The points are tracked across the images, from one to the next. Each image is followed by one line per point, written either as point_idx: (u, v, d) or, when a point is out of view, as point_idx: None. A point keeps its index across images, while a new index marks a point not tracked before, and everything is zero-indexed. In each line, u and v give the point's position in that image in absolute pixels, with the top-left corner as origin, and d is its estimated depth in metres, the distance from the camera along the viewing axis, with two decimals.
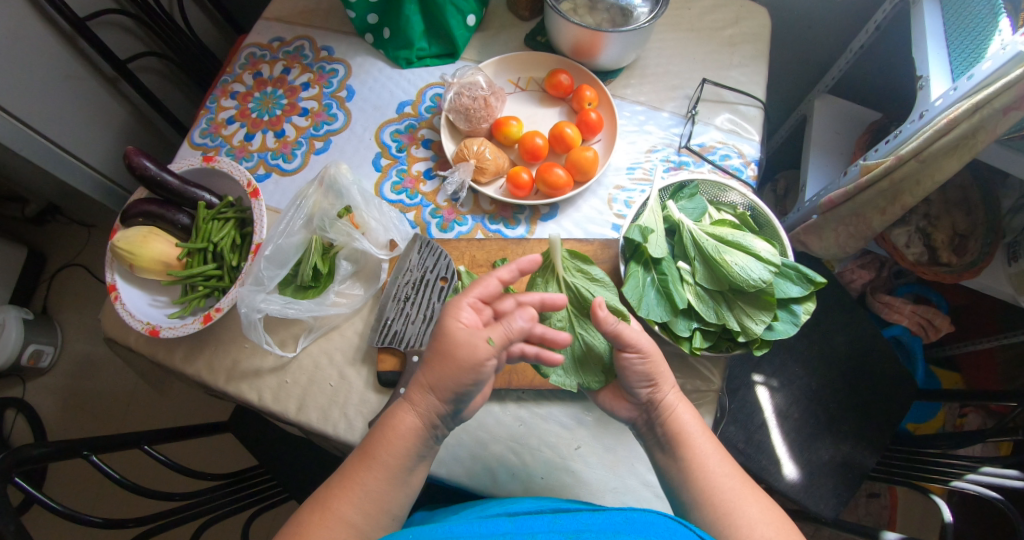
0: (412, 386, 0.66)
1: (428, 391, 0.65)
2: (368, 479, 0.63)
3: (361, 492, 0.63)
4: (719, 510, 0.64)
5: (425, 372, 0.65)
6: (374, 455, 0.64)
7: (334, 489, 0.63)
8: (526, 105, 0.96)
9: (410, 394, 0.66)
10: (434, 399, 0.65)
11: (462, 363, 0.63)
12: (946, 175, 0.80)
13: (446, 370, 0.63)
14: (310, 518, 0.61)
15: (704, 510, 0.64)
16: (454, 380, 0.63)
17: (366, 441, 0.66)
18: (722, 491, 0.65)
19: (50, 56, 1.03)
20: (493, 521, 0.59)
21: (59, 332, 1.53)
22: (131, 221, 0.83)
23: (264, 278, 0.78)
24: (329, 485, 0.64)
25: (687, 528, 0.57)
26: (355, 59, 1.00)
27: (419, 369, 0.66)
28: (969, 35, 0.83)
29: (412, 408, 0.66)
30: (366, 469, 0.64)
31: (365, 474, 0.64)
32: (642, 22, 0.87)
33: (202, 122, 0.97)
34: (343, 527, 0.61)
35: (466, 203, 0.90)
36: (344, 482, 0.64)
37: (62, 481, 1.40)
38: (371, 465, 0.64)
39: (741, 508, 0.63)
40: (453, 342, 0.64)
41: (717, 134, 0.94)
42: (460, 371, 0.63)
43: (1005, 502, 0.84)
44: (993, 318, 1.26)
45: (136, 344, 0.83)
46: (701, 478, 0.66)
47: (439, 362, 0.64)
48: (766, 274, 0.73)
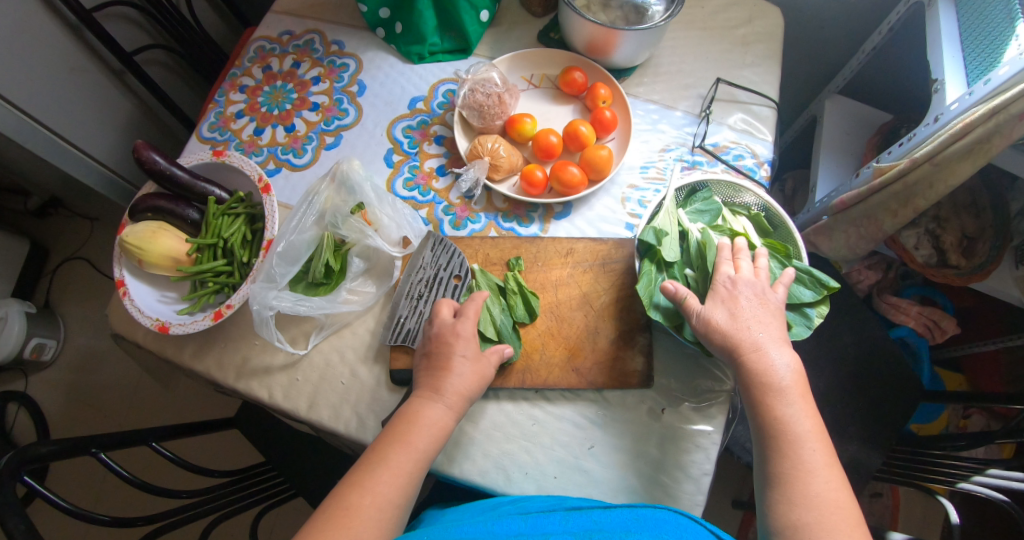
0: (435, 386, 0.70)
1: (465, 396, 0.70)
2: (411, 466, 0.65)
3: (404, 478, 0.65)
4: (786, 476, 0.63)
5: (459, 376, 0.70)
6: (414, 443, 0.66)
7: (377, 475, 0.64)
8: (539, 102, 0.95)
9: (446, 392, 0.69)
10: (467, 400, 0.71)
11: (478, 368, 0.72)
12: (960, 178, 0.80)
13: (475, 378, 0.71)
14: (358, 501, 0.62)
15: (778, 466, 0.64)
16: (475, 385, 0.71)
17: (403, 429, 0.67)
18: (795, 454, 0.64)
19: (56, 48, 1.02)
20: (506, 520, 0.58)
21: (62, 326, 1.52)
22: (139, 216, 0.81)
23: (276, 276, 0.77)
24: (370, 471, 0.64)
25: (702, 525, 0.58)
26: (366, 54, 0.99)
27: (445, 371, 0.71)
28: (986, 39, 0.82)
29: (450, 407, 0.69)
30: (408, 456, 0.66)
31: (401, 459, 0.65)
32: (657, 21, 0.86)
33: (211, 116, 0.96)
34: (389, 509, 0.63)
35: (478, 201, 0.89)
36: (382, 465, 0.65)
37: (65, 476, 1.40)
38: (414, 454, 0.66)
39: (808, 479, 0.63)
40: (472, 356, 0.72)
41: (731, 134, 0.94)
42: (484, 380, 0.72)
43: (1013, 504, 0.84)
44: (999, 321, 1.26)
45: (145, 340, 0.83)
46: (786, 449, 0.64)
47: (468, 369, 0.71)
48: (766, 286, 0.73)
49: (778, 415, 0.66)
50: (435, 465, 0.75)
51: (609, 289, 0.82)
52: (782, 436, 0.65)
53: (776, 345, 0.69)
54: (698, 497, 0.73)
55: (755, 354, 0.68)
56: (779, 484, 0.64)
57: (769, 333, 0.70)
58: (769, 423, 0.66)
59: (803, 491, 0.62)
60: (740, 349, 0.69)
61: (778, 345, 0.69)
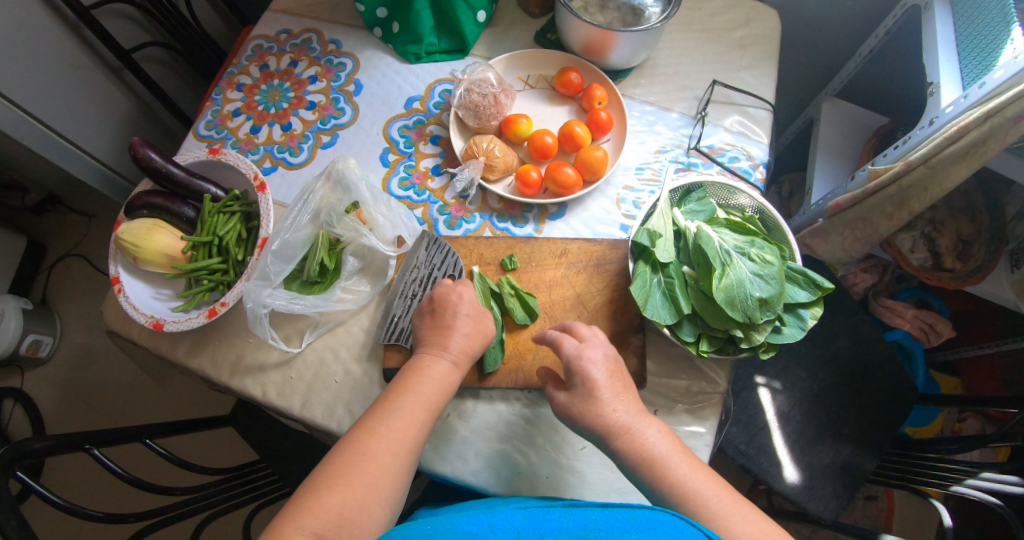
0: (440, 340, 0.72)
1: (471, 354, 0.72)
2: (424, 416, 0.67)
3: (418, 427, 0.66)
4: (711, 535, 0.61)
5: (465, 335, 0.72)
6: (423, 393, 0.68)
7: (391, 422, 0.65)
8: (535, 103, 0.95)
9: (454, 349, 0.71)
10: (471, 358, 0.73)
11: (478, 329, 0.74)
12: (955, 182, 0.80)
13: (478, 337, 0.73)
14: (374, 447, 0.63)
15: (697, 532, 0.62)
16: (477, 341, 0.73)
17: (413, 382, 0.69)
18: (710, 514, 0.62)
19: (54, 45, 1.02)
20: (506, 513, 0.58)
21: (59, 323, 1.52)
22: (135, 213, 0.81)
23: (270, 274, 0.77)
24: (384, 419, 0.65)
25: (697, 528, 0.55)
26: (363, 53, 0.99)
27: (450, 329, 0.73)
28: (981, 42, 0.83)
29: (457, 364, 0.71)
30: (421, 407, 0.67)
31: (414, 408, 0.67)
32: (654, 22, 0.86)
33: (208, 114, 0.96)
34: (403, 455, 0.64)
35: (473, 201, 0.89)
36: (395, 414, 0.66)
37: (61, 472, 1.40)
38: (426, 404, 0.67)
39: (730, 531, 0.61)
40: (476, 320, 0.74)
41: (726, 136, 0.94)
42: (485, 336, 0.74)
43: (1005, 508, 0.84)
44: (994, 324, 1.27)
45: (139, 337, 0.83)
46: (697, 514, 0.62)
47: (470, 328, 0.73)
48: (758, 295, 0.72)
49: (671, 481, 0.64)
50: (428, 465, 0.76)
51: (602, 289, 0.83)
52: (688, 502, 0.63)
53: (616, 397, 0.68)
54: None
55: (626, 435, 0.66)
56: None
57: (631, 409, 0.68)
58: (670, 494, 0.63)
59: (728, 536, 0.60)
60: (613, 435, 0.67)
61: (645, 419, 0.68)
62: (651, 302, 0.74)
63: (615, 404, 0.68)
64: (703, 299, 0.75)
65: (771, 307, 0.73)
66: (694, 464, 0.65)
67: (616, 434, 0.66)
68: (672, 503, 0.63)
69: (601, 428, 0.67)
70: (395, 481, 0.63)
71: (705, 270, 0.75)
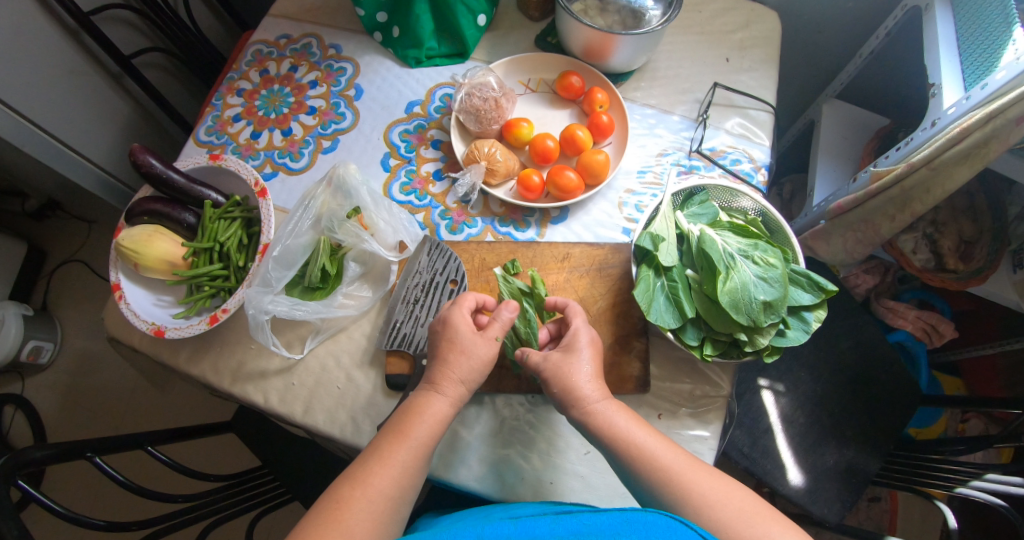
0: (437, 375, 0.69)
1: (460, 384, 0.69)
2: (406, 456, 0.64)
3: (399, 467, 0.63)
4: (674, 492, 0.62)
5: (453, 366, 0.69)
6: (412, 435, 0.65)
7: (371, 466, 0.62)
8: (536, 106, 0.95)
9: (441, 383, 0.69)
10: (462, 390, 0.69)
11: (479, 357, 0.70)
12: (957, 183, 0.80)
13: (473, 365, 0.70)
14: (350, 493, 0.61)
15: (659, 495, 0.63)
16: (476, 371, 0.70)
17: (397, 421, 0.66)
18: (672, 475, 0.63)
19: (54, 50, 1.02)
20: (497, 523, 0.57)
21: (59, 329, 1.52)
22: (136, 219, 0.81)
23: (272, 280, 0.77)
24: (364, 463, 0.63)
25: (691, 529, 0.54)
26: (363, 58, 0.99)
27: (441, 361, 0.70)
28: (982, 43, 0.83)
29: (444, 397, 0.68)
30: (403, 446, 0.64)
31: (402, 451, 0.64)
32: (655, 25, 0.86)
33: (208, 119, 0.95)
34: (381, 500, 0.61)
35: (475, 205, 0.89)
36: (379, 459, 0.63)
37: (61, 479, 1.39)
38: (408, 442, 0.64)
39: (692, 489, 0.62)
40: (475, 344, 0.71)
41: (728, 139, 0.94)
42: (484, 364, 0.70)
43: (1010, 509, 0.84)
44: (997, 324, 1.26)
45: (140, 344, 0.82)
46: (660, 476, 0.63)
47: (469, 362, 0.70)
48: (765, 298, 0.72)
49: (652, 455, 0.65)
50: (431, 471, 0.75)
51: (605, 294, 0.82)
52: (649, 466, 0.64)
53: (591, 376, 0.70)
54: None
55: (586, 405, 0.68)
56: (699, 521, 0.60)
57: (595, 382, 0.70)
58: (632, 461, 0.65)
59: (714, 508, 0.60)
60: (575, 404, 0.69)
61: (605, 395, 0.70)
62: (657, 306, 0.74)
63: (582, 379, 0.70)
64: (707, 302, 0.75)
65: (775, 311, 0.73)
66: (652, 432, 0.68)
67: (580, 405, 0.69)
68: (633, 468, 0.65)
69: (565, 399, 0.69)
70: (376, 529, 0.59)
71: (710, 275, 0.75)
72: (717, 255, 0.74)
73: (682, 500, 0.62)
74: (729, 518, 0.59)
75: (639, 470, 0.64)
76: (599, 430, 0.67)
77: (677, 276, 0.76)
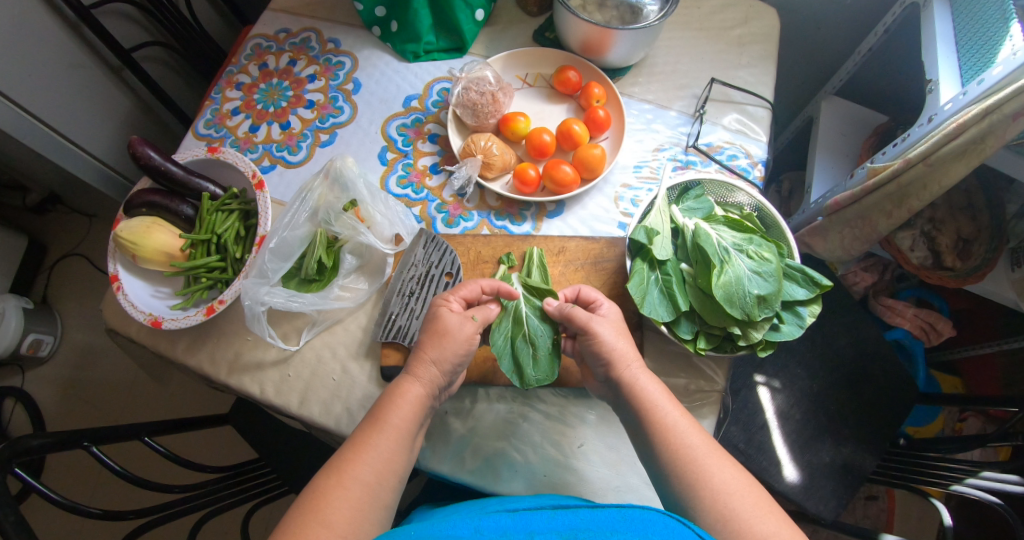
0: (412, 359, 0.70)
1: (433, 366, 0.69)
2: (382, 441, 0.64)
3: (375, 454, 0.63)
4: (687, 479, 0.62)
5: (426, 349, 0.70)
6: (387, 420, 0.65)
7: (348, 454, 0.63)
8: (534, 101, 0.95)
9: (414, 366, 0.69)
10: (437, 373, 0.69)
11: (457, 339, 0.70)
12: (954, 179, 0.80)
13: (445, 345, 0.70)
14: (327, 482, 0.61)
15: (674, 478, 0.63)
16: (454, 353, 0.70)
17: (376, 409, 0.67)
18: (691, 460, 0.63)
19: (55, 43, 1.02)
20: (494, 516, 0.58)
21: (59, 322, 1.52)
22: (134, 211, 0.82)
23: (268, 272, 0.78)
24: (341, 453, 0.63)
25: (686, 526, 0.55)
26: (362, 52, 1.00)
27: (418, 345, 0.71)
28: (981, 39, 0.83)
29: (417, 379, 0.68)
30: (378, 432, 0.64)
31: (378, 437, 0.64)
32: (652, 20, 0.86)
33: (207, 113, 0.96)
34: (358, 487, 0.61)
35: (472, 199, 0.90)
36: (356, 446, 0.63)
37: (60, 472, 1.40)
38: (384, 428, 0.65)
39: (708, 479, 0.62)
40: (451, 321, 0.71)
41: (725, 134, 0.94)
42: (461, 346, 0.71)
43: (1005, 506, 0.84)
44: (995, 323, 1.26)
45: (138, 335, 0.83)
46: (682, 457, 0.63)
47: (443, 342, 0.70)
48: (759, 292, 0.72)
49: (680, 442, 0.64)
50: (424, 461, 0.75)
51: (601, 288, 0.83)
52: (675, 445, 0.64)
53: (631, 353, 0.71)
54: None
55: (627, 370, 0.69)
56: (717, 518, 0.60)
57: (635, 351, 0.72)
58: (657, 436, 0.65)
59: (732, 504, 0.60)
60: (619, 365, 0.70)
61: (642, 364, 0.71)
62: (653, 297, 0.74)
63: (624, 344, 0.71)
64: (701, 296, 0.75)
65: (770, 305, 0.73)
66: (684, 414, 0.68)
67: (621, 366, 0.70)
68: (656, 445, 0.65)
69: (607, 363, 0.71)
70: (357, 517, 0.59)
71: (703, 270, 0.75)
72: (712, 250, 0.74)
73: (696, 487, 0.62)
74: (746, 511, 0.59)
75: (661, 449, 0.65)
76: (633, 399, 0.68)
77: (673, 270, 0.77)
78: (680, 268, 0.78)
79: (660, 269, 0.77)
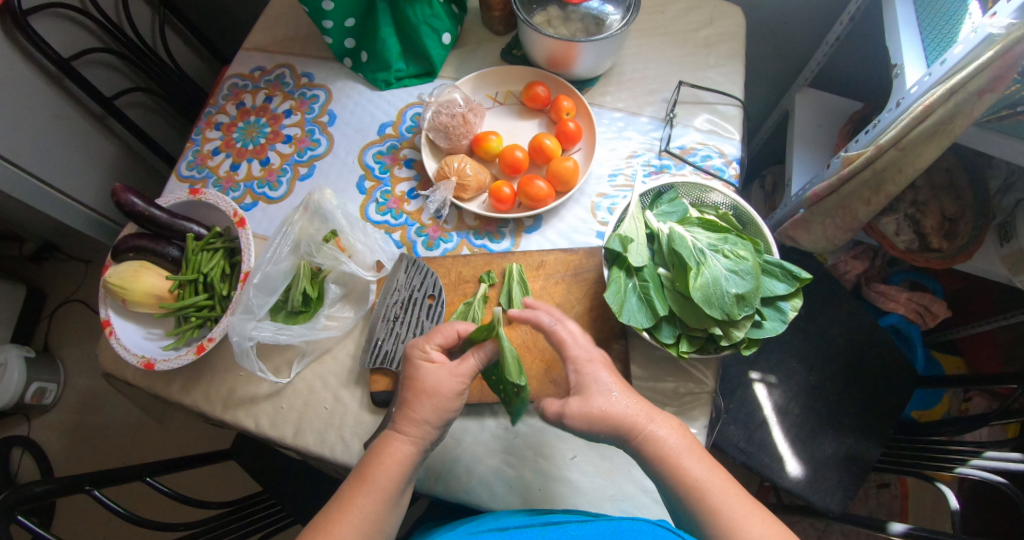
0: (400, 415, 0.67)
1: (423, 423, 0.66)
2: (367, 502, 0.62)
3: (361, 514, 0.62)
4: (722, 536, 0.60)
5: (416, 404, 0.66)
6: (375, 481, 0.63)
7: (332, 515, 0.61)
8: (505, 119, 0.97)
9: (402, 424, 0.66)
10: (428, 428, 0.66)
11: (444, 393, 0.67)
12: (927, 160, 0.80)
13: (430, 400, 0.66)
14: None
15: (708, 535, 0.60)
16: (441, 404, 0.67)
17: (363, 465, 0.65)
18: (723, 516, 0.60)
19: (40, 97, 1.05)
20: (484, 536, 0.59)
21: (62, 369, 1.54)
22: (122, 256, 0.83)
23: (253, 307, 0.78)
24: (328, 512, 0.62)
25: (669, 530, 0.57)
26: (335, 84, 1.02)
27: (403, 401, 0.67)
28: (941, 20, 0.83)
29: (405, 437, 0.65)
30: (365, 492, 0.63)
31: (364, 498, 0.62)
32: (615, 30, 0.88)
33: (188, 154, 0.98)
34: None
35: (450, 220, 0.91)
36: (342, 506, 0.62)
37: (69, 519, 1.40)
38: (369, 488, 0.63)
39: (744, 532, 0.59)
40: (439, 379, 0.67)
41: (697, 136, 0.95)
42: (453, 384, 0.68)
43: (1009, 484, 0.84)
44: (989, 301, 1.26)
45: (133, 378, 0.84)
46: (714, 514, 0.60)
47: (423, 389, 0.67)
48: (735, 291, 0.72)
49: (711, 498, 0.61)
50: (421, 485, 0.76)
51: (582, 298, 0.83)
52: (705, 501, 0.61)
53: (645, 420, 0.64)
54: None
55: (636, 430, 0.64)
56: None
57: (642, 404, 0.65)
58: (686, 494, 0.61)
59: None
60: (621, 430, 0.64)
61: (652, 418, 0.64)
62: (628, 307, 0.75)
63: (626, 403, 0.64)
64: (680, 299, 0.76)
65: (748, 303, 0.73)
66: (706, 460, 0.64)
67: (622, 431, 0.64)
68: (686, 506, 0.62)
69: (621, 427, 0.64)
70: None
71: (678, 275, 0.76)
72: (687, 254, 0.75)
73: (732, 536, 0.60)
74: None
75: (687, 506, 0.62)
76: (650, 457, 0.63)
77: (650, 277, 0.78)
78: (657, 273, 0.79)
79: (637, 278, 0.78)
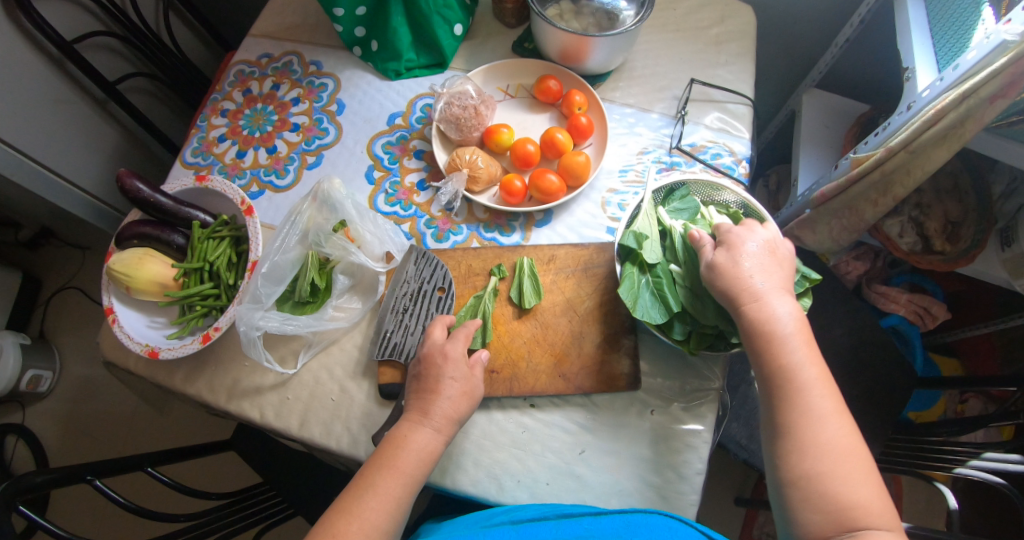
0: (425, 407, 0.69)
1: (445, 417, 0.68)
2: (395, 489, 0.64)
3: (391, 501, 0.64)
4: (792, 426, 0.64)
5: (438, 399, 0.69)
6: (402, 468, 0.65)
7: (361, 495, 0.63)
8: (516, 112, 0.96)
9: (428, 416, 0.68)
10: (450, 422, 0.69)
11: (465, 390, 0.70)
12: (936, 164, 0.80)
13: (462, 399, 0.70)
14: (345, 527, 0.61)
15: (781, 420, 0.65)
16: (461, 402, 0.70)
17: (389, 453, 0.66)
18: (802, 407, 0.64)
19: (43, 80, 1.03)
20: (499, 530, 0.60)
21: (58, 357, 1.53)
22: (126, 243, 0.82)
23: (261, 296, 0.78)
24: (356, 494, 0.64)
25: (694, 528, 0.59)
26: (344, 73, 1.01)
27: (427, 393, 0.70)
28: (953, 24, 0.83)
29: (430, 430, 0.67)
30: (393, 478, 0.65)
31: (392, 484, 0.64)
32: (628, 25, 0.87)
33: (194, 141, 0.96)
34: (373, 533, 0.62)
35: (460, 212, 0.90)
36: (371, 491, 0.63)
37: (65, 508, 1.39)
38: (398, 476, 0.65)
39: (818, 429, 0.63)
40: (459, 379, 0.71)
41: (707, 133, 0.95)
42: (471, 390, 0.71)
43: (1009, 485, 0.85)
44: (988, 304, 1.27)
45: (136, 366, 0.83)
46: (798, 403, 0.64)
47: (456, 391, 0.70)
48: None
49: (801, 394, 0.64)
50: (429, 478, 0.76)
51: (592, 293, 0.83)
52: (794, 388, 0.65)
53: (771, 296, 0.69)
54: (691, 497, 0.74)
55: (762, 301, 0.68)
56: (805, 478, 0.62)
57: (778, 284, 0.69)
58: (779, 377, 0.66)
59: (832, 460, 0.62)
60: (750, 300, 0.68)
61: (782, 295, 0.69)
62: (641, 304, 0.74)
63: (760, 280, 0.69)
64: (692, 296, 0.76)
65: None
66: (815, 358, 0.67)
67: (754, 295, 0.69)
68: (773, 390, 0.66)
69: (764, 343, 0.67)
70: None
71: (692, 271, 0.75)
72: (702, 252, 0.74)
73: (819, 501, 0.61)
74: (841, 470, 0.61)
75: (789, 448, 0.63)
76: (768, 348, 0.67)
77: (664, 273, 0.77)
78: (671, 269, 0.78)
79: (650, 274, 0.77)
